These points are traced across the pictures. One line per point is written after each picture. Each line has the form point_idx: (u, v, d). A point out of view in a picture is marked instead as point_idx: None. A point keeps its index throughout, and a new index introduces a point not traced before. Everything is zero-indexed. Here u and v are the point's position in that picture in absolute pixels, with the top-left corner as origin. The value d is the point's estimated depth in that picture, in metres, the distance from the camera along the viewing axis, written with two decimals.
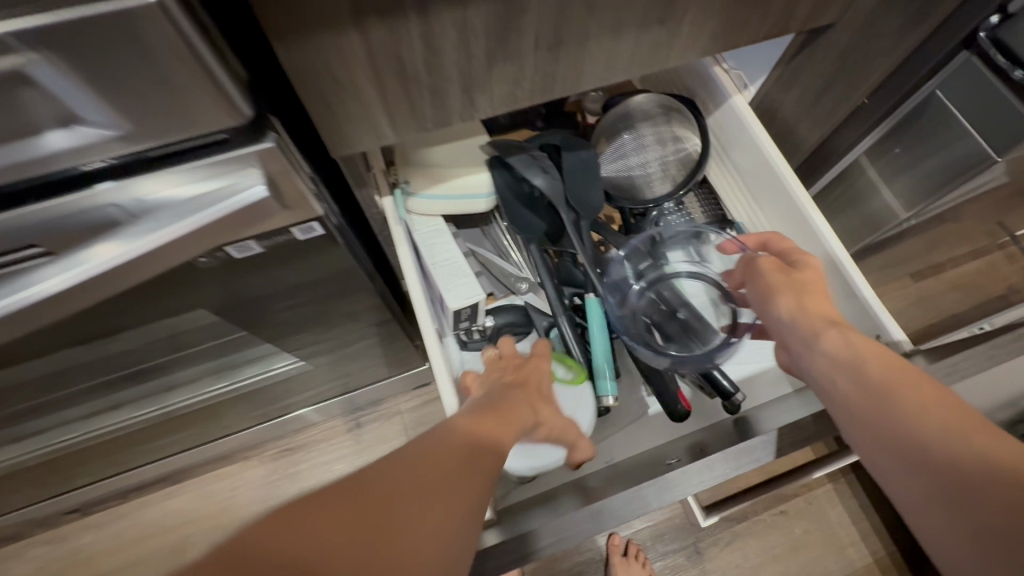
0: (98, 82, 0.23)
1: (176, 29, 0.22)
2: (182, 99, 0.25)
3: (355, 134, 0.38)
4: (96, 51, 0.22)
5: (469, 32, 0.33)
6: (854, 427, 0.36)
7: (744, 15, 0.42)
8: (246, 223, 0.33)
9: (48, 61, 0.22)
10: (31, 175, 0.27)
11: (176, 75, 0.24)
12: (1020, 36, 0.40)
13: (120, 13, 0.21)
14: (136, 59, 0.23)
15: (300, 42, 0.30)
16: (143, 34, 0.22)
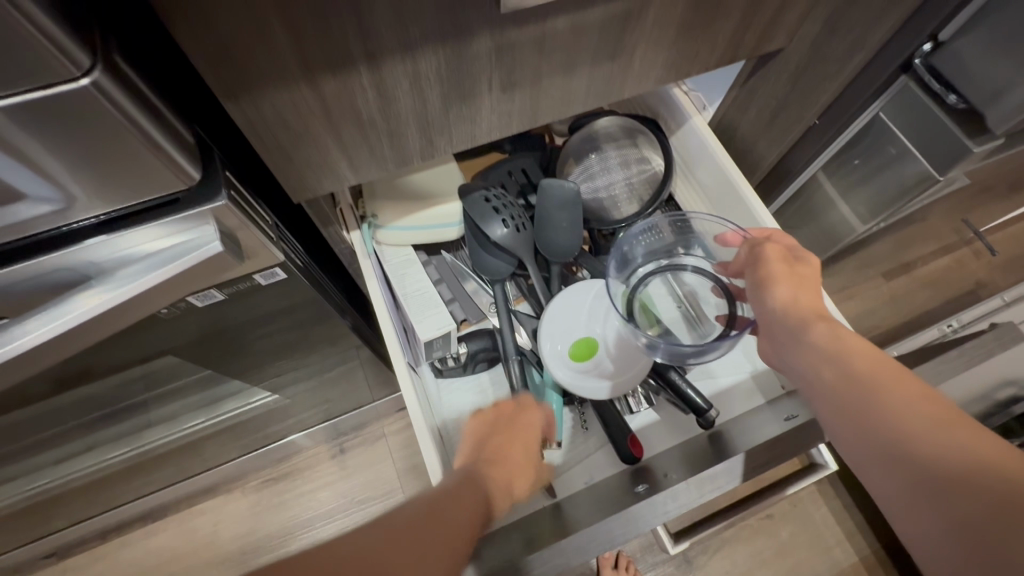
0: (37, 160, 0.24)
1: (113, 103, 0.23)
2: (127, 168, 0.26)
3: (315, 178, 0.38)
4: (31, 133, 0.22)
5: (422, 81, 0.34)
6: (835, 420, 0.35)
7: (693, 47, 0.43)
8: (203, 277, 0.33)
9: None
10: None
11: (118, 145, 0.25)
12: (951, 63, 0.42)
13: (56, 97, 0.22)
14: (74, 135, 0.23)
15: (251, 99, 0.31)
16: (82, 112, 0.23)
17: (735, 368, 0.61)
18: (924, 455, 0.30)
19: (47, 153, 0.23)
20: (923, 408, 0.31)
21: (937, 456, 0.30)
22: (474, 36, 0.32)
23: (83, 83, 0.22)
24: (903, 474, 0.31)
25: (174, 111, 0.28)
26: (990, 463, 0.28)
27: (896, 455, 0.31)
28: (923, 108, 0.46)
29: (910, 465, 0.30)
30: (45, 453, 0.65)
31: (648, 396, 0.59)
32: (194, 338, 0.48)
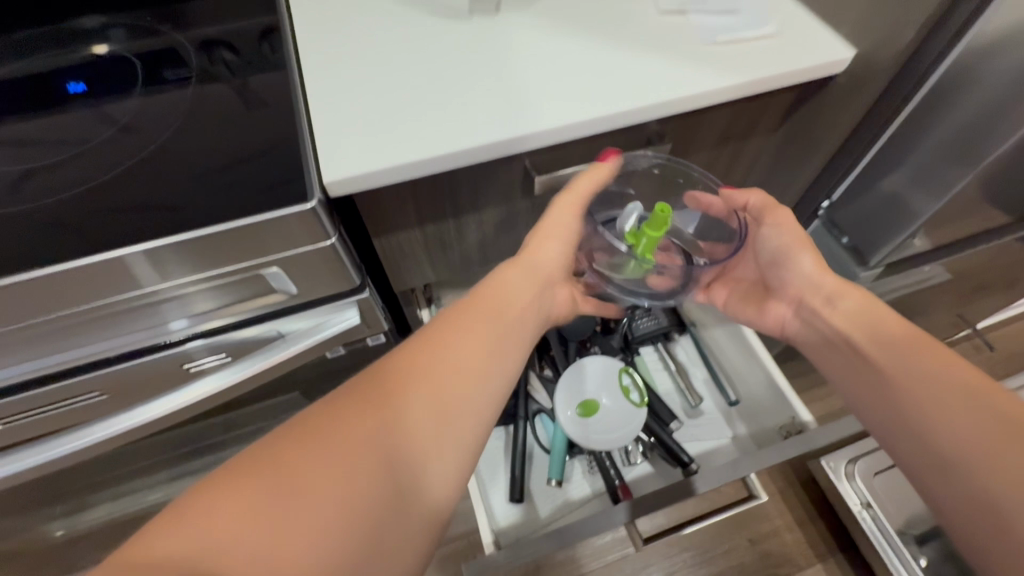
0: (286, 276, 0.47)
1: (337, 251, 0.47)
2: (323, 277, 0.49)
3: (410, 279, 0.59)
4: (293, 265, 0.46)
5: (484, 223, 0.55)
6: (862, 375, 0.45)
7: (666, 196, 0.63)
8: (336, 340, 0.56)
9: (260, 274, 0.46)
10: (162, 335, 0.50)
11: (327, 270, 0.48)
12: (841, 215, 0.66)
13: (313, 251, 0.45)
14: (309, 267, 0.47)
15: (386, 237, 0.52)
16: (323, 257, 0.46)
17: (717, 431, 0.76)
18: (947, 404, 0.39)
19: (249, 281, 0.47)
20: (948, 370, 0.41)
21: (953, 406, 0.39)
22: (519, 201, 0.54)
23: (325, 242, 0.45)
24: (928, 418, 0.40)
25: (354, 250, 0.50)
26: (1004, 412, 0.37)
27: (922, 405, 0.40)
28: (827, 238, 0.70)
29: (931, 408, 0.40)
30: (177, 470, 0.85)
31: (644, 450, 0.74)
32: (311, 382, 0.68)
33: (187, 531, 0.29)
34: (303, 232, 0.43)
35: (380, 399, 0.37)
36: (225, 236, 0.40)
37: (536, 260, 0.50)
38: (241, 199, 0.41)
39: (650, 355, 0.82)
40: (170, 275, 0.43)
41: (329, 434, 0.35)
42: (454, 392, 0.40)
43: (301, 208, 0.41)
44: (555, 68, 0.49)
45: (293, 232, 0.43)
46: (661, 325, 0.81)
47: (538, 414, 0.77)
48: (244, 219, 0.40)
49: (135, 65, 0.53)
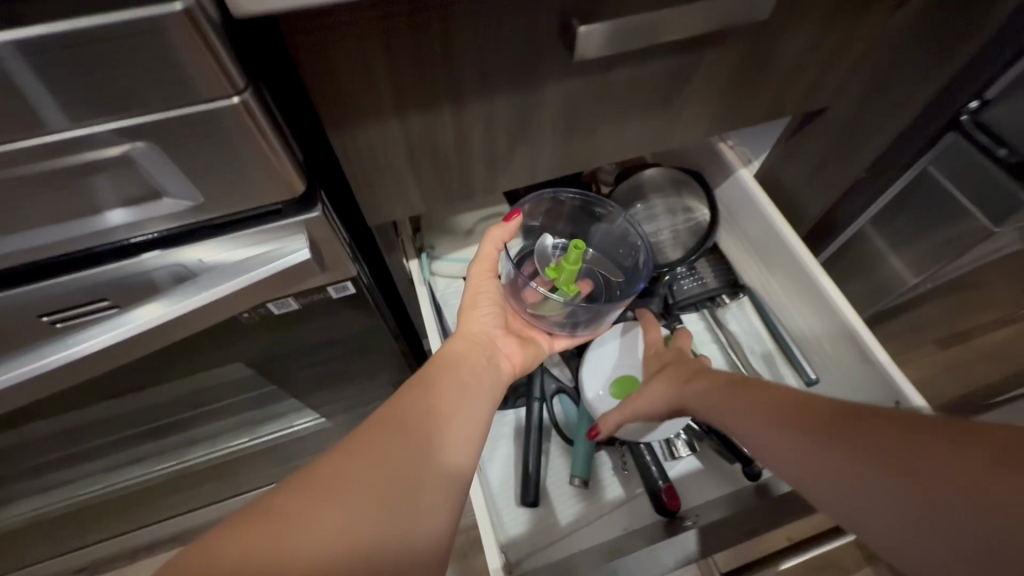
0: (180, 162, 0.28)
1: (254, 121, 0.27)
2: (249, 178, 0.30)
3: (389, 207, 0.43)
4: (182, 141, 0.27)
5: (494, 121, 0.38)
6: (808, 478, 0.33)
7: (742, 101, 0.46)
8: (292, 281, 0.37)
9: (145, 148, 0.27)
10: (95, 239, 0.31)
11: (244, 155, 0.28)
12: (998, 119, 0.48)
13: (206, 112, 0.26)
14: (215, 150, 0.28)
15: (349, 133, 0.35)
16: (228, 130, 0.27)
17: None
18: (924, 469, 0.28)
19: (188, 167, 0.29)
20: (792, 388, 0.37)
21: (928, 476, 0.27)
22: (547, 83, 0.36)
23: (229, 102, 0.26)
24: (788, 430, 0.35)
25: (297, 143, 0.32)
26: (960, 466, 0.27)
27: (894, 476, 0.29)
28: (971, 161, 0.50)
29: (909, 478, 0.28)
30: (110, 460, 0.69)
31: (691, 442, 0.58)
32: (263, 351, 0.52)
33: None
34: (189, 82, 0.24)
35: (391, 433, 0.35)
36: (71, 51, 0.22)
37: (472, 333, 0.51)
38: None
39: (694, 321, 0.66)
40: (86, 120, 0.25)
41: (336, 474, 0.31)
42: (452, 431, 0.38)
43: (174, 14, 0.22)
44: None
45: (171, 66, 0.24)
46: (710, 286, 0.65)
47: (557, 394, 0.62)
48: (94, 19, 0.22)
49: None
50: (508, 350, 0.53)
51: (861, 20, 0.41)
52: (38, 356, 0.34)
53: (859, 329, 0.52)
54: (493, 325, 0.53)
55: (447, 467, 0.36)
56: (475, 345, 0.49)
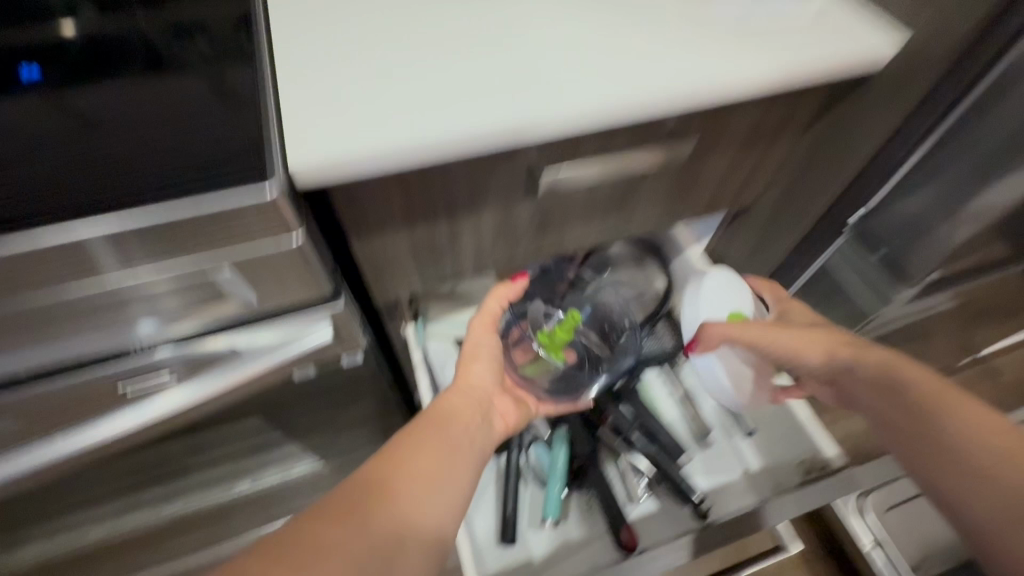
0: (249, 275, 0.40)
1: (303, 248, 0.39)
2: (297, 285, 0.42)
3: (394, 288, 0.52)
4: (255, 263, 0.39)
5: (481, 226, 0.48)
6: (908, 444, 0.44)
7: (681, 203, 0.57)
8: (308, 356, 0.48)
9: (228, 267, 0.38)
10: (127, 339, 0.42)
11: (294, 269, 0.40)
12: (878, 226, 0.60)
13: (273, 245, 0.38)
14: (274, 268, 0.40)
15: (367, 239, 0.45)
16: (288, 256, 0.39)
17: (730, 465, 0.68)
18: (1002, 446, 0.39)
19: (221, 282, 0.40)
20: (922, 381, 0.45)
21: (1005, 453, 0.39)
22: (520, 202, 0.47)
23: (296, 243, 0.38)
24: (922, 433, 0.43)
25: (327, 253, 0.44)
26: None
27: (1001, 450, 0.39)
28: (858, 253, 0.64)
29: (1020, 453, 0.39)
30: (120, 503, 0.74)
31: (650, 486, 0.67)
32: (280, 405, 0.60)
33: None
34: (262, 222, 0.36)
35: (374, 494, 0.39)
36: (189, 211, 0.34)
37: (471, 386, 0.56)
38: (193, 180, 0.34)
39: (655, 377, 0.76)
40: (134, 267, 0.36)
41: (313, 528, 0.35)
42: (432, 503, 0.42)
43: (263, 197, 0.34)
44: (566, 46, 0.43)
45: (258, 224, 0.36)
46: (667, 346, 0.75)
47: (533, 443, 0.70)
48: (214, 204, 0.33)
49: (81, 41, 0.46)
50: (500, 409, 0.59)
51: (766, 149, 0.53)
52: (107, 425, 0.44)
53: (785, 389, 0.62)
54: (489, 387, 0.58)
55: (411, 538, 0.39)
56: (466, 399, 0.54)
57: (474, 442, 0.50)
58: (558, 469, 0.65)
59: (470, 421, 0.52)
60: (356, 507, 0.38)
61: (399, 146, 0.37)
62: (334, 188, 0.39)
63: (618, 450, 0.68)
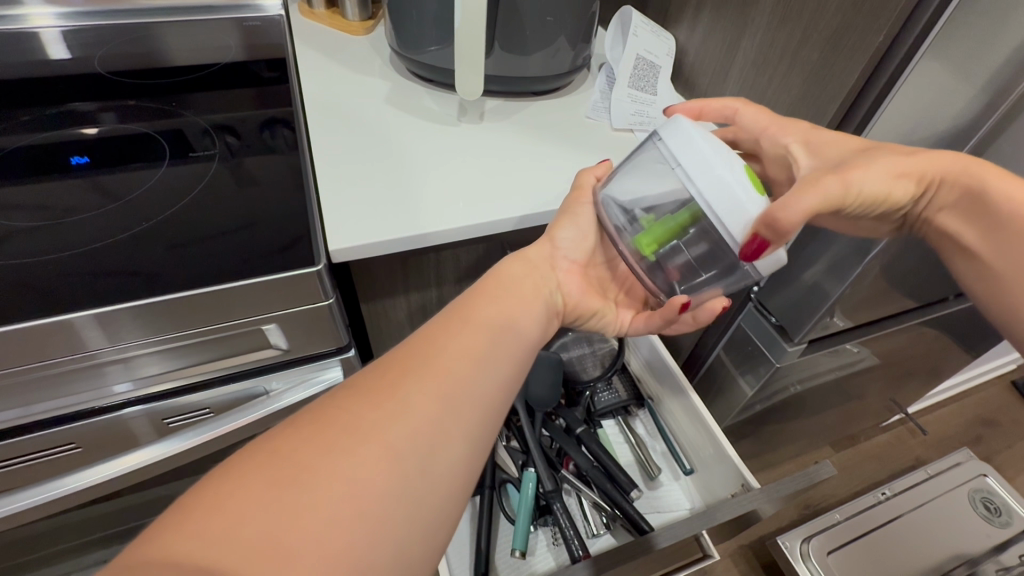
0: (285, 331, 0.52)
1: (331, 312, 0.52)
2: (317, 335, 0.55)
3: (390, 344, 0.64)
4: (290, 323, 0.52)
5: (462, 293, 0.61)
6: None
7: None
8: (318, 397, 0.60)
9: (273, 323, 0.51)
10: (106, 397, 0.53)
11: (323, 328, 0.54)
12: (770, 297, 0.74)
13: (309, 310, 0.51)
14: (301, 325, 0.52)
15: (372, 303, 0.57)
16: (321, 316, 0.52)
17: (673, 503, 0.80)
18: None
19: (234, 337, 0.52)
20: None
21: None
22: None
23: (324, 302, 0.51)
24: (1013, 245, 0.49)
25: (344, 312, 0.56)
26: None
27: None
28: (755, 317, 0.77)
29: None
30: (110, 551, 0.77)
31: (606, 521, 0.77)
32: None
33: (187, 534, 0.27)
34: (303, 292, 0.49)
35: (417, 364, 0.38)
36: (244, 290, 0.46)
37: (531, 264, 0.51)
38: (252, 260, 0.47)
39: (611, 426, 0.88)
40: (121, 341, 0.47)
41: (355, 410, 0.34)
42: (478, 377, 0.39)
43: (307, 270, 0.47)
44: (530, 164, 0.59)
45: (298, 292, 0.49)
46: (622, 396, 0.87)
47: (505, 485, 0.79)
48: (257, 278, 0.46)
49: (151, 143, 0.60)
50: (567, 286, 0.53)
51: None
52: (146, 453, 0.56)
53: (715, 428, 0.75)
54: (563, 253, 0.54)
55: (471, 406, 0.38)
56: (531, 270, 0.50)
57: (527, 319, 0.46)
58: (524, 498, 0.74)
59: (521, 298, 0.47)
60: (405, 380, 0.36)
61: (410, 232, 0.51)
62: (354, 265, 0.51)
63: (579, 487, 0.78)
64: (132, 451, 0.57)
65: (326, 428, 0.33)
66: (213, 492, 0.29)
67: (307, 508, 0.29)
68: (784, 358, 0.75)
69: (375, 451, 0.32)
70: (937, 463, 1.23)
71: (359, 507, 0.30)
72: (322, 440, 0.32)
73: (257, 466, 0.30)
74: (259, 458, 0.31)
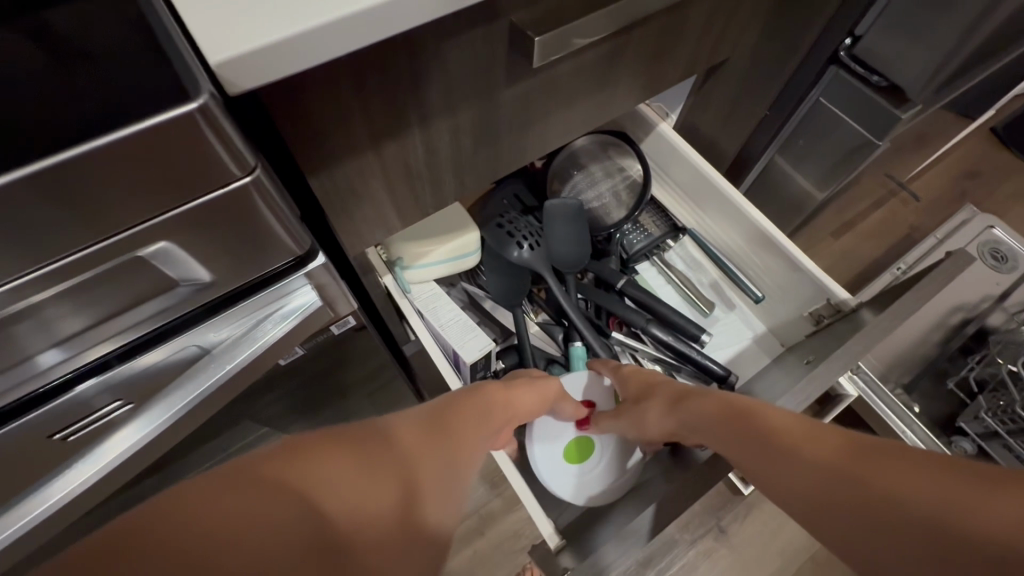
0: (201, 245, 0.30)
1: (266, 194, 0.30)
2: (252, 243, 0.32)
3: (369, 233, 0.43)
4: (200, 225, 0.29)
5: (460, 132, 0.39)
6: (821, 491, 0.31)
7: (661, 66, 0.50)
8: (300, 330, 0.41)
9: (172, 236, 0.28)
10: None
11: (263, 230, 0.32)
12: (866, 53, 0.55)
13: (229, 198, 0.28)
14: (231, 227, 0.30)
15: (328, 171, 0.35)
16: (251, 208, 0.30)
17: (737, 333, 0.71)
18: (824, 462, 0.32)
19: (113, 281, 0.29)
20: (796, 431, 0.35)
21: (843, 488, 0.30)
22: (502, 90, 0.38)
23: (242, 182, 0.28)
24: (773, 480, 0.34)
25: (288, 200, 0.33)
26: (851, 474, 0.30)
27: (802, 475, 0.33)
28: (846, 87, 0.58)
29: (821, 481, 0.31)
30: None
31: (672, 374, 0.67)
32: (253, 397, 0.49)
33: (197, 525, 0.21)
34: (203, 162, 0.25)
35: (438, 428, 0.36)
36: (88, 173, 0.22)
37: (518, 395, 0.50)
38: (52, 115, 0.22)
39: (648, 269, 0.75)
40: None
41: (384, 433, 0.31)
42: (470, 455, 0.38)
43: (187, 115, 0.23)
44: None
45: (180, 165, 0.25)
46: (655, 234, 0.72)
47: (548, 364, 0.67)
48: (82, 149, 0.21)
49: None
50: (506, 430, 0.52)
51: None
52: (67, 480, 0.38)
53: (787, 243, 0.60)
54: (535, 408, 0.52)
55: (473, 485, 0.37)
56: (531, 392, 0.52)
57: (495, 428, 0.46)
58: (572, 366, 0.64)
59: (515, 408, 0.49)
60: (438, 440, 0.35)
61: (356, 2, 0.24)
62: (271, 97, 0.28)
63: (632, 346, 0.67)
64: (34, 489, 0.38)
65: (362, 438, 0.29)
66: (201, 499, 0.22)
67: (348, 503, 0.25)
68: (887, 134, 0.58)
69: (418, 463, 0.31)
70: (946, 226, 1.19)
71: (421, 522, 0.28)
72: (359, 450, 0.28)
73: (283, 462, 0.25)
74: (279, 463, 0.25)
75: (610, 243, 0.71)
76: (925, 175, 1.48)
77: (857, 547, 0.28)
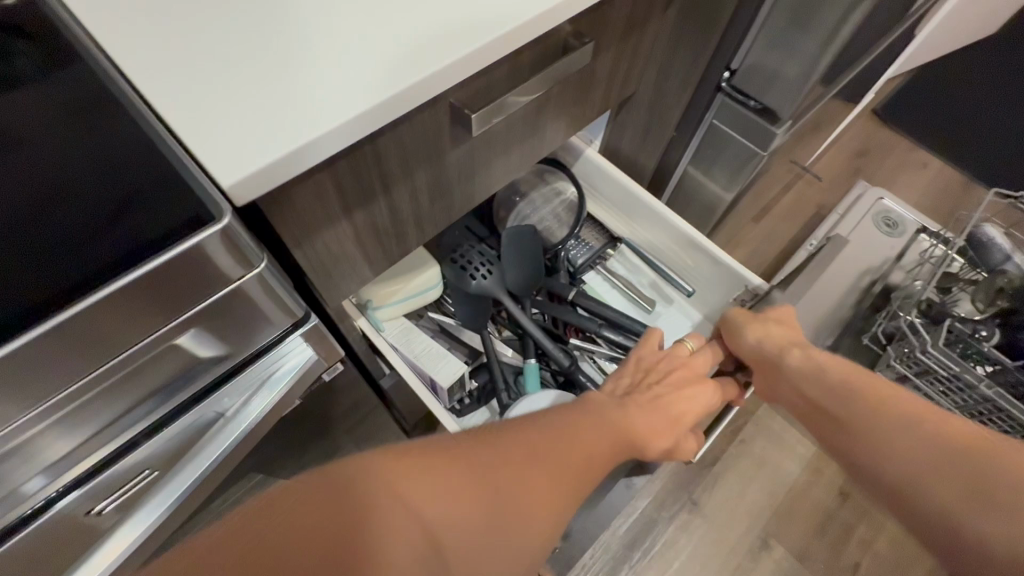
0: (217, 327, 0.36)
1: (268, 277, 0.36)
2: (258, 317, 0.38)
3: (347, 287, 0.48)
4: (217, 312, 0.35)
5: (418, 191, 0.45)
6: (945, 464, 0.40)
7: (579, 108, 0.58)
8: (298, 384, 0.46)
9: (197, 325, 0.35)
10: (15, 507, 0.35)
11: (266, 305, 0.38)
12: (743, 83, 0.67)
13: (242, 285, 0.34)
14: (241, 307, 0.36)
15: (310, 243, 0.40)
16: (257, 290, 0.36)
17: (677, 325, 0.79)
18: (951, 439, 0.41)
19: (144, 370, 0.35)
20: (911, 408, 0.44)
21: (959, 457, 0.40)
22: (448, 154, 0.45)
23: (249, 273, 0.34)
24: (889, 454, 0.43)
25: (281, 270, 0.39)
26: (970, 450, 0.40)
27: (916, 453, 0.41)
28: (733, 110, 0.69)
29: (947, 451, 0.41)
30: None
31: None
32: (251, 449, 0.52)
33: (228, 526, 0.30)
34: (222, 260, 0.32)
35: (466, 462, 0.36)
36: (139, 286, 0.29)
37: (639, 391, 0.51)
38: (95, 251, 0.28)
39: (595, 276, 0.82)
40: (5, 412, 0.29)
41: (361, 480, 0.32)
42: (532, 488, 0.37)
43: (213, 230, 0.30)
44: None
45: (205, 269, 0.31)
46: (595, 245, 0.81)
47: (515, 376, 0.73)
48: (135, 272, 0.28)
49: None
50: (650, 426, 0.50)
51: (641, 32, 0.54)
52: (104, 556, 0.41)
53: (704, 242, 0.70)
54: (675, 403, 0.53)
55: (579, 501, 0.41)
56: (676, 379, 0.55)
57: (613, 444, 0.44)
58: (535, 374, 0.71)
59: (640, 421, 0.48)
60: (449, 478, 0.35)
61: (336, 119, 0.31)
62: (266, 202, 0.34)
63: (587, 349, 0.74)
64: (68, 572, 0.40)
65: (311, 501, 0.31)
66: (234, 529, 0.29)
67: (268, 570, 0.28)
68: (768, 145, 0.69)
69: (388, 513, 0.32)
70: (845, 201, 1.35)
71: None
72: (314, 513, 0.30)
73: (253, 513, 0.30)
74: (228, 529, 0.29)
75: (558, 258, 0.79)
76: (823, 157, 1.67)
77: (967, 509, 0.38)
